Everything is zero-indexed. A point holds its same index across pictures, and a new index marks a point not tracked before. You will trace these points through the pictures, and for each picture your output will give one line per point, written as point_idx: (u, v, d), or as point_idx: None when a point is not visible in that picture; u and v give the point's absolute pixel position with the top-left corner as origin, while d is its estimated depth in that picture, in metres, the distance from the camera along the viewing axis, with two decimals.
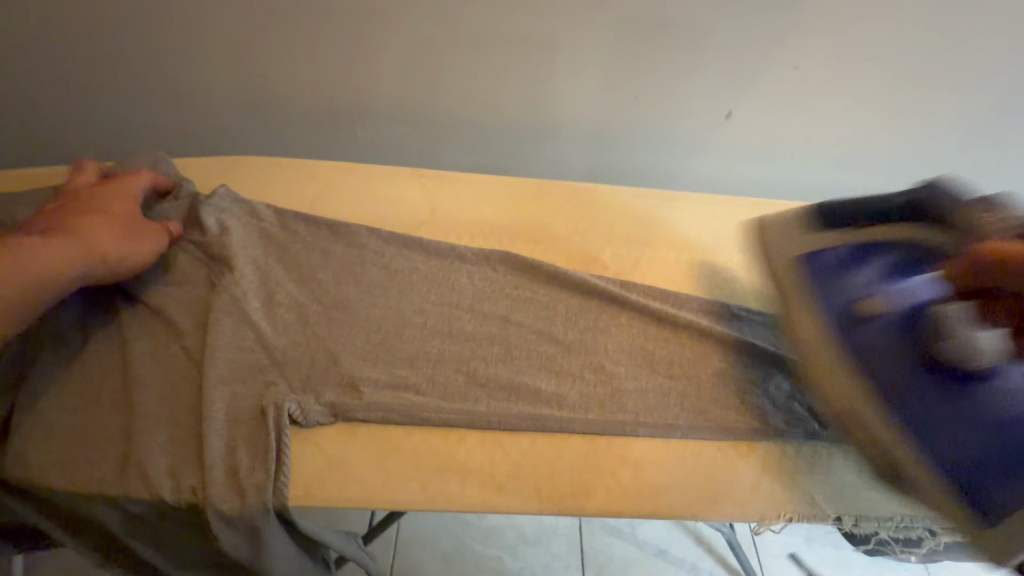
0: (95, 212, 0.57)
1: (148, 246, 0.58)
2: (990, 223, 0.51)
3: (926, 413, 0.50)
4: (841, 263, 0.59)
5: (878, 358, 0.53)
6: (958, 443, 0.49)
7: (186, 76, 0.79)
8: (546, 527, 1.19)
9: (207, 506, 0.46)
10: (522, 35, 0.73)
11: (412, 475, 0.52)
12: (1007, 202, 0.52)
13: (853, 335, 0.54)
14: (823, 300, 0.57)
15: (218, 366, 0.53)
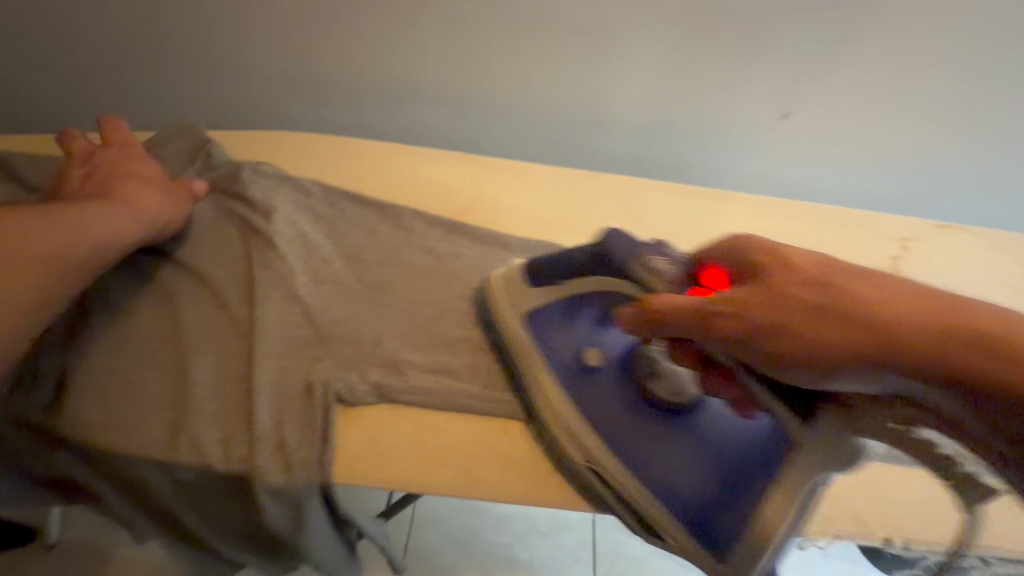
0: (130, 176, 0.59)
1: (183, 206, 0.60)
2: (665, 271, 0.48)
3: (647, 451, 0.50)
4: (558, 313, 0.54)
5: (600, 406, 0.52)
6: (690, 475, 0.50)
7: (236, 47, 0.78)
8: (557, 520, 1.25)
9: (256, 477, 0.47)
10: (581, 23, 0.71)
11: (453, 461, 0.52)
12: (673, 250, 0.50)
13: (580, 384, 0.53)
14: (548, 353, 0.53)
15: (265, 340, 0.54)
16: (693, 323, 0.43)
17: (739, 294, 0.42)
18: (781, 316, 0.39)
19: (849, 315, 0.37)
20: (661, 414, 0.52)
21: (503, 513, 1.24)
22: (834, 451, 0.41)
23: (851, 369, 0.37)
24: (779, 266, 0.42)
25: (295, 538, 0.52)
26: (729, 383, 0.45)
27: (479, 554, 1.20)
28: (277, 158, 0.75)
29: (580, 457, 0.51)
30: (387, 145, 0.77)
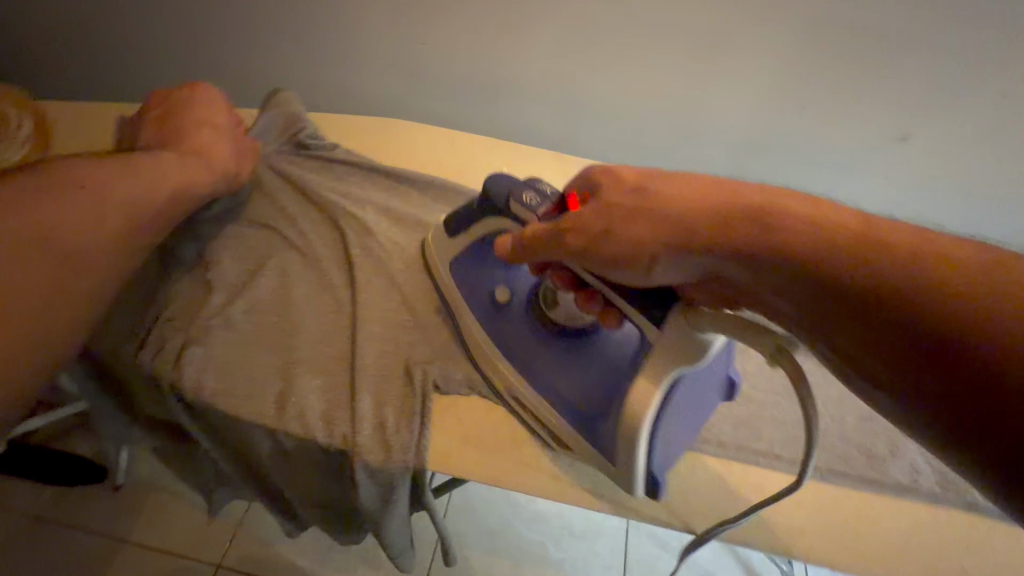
0: (196, 126, 0.60)
1: (248, 152, 0.63)
2: (530, 204, 0.50)
3: (556, 376, 0.52)
4: (469, 256, 0.57)
5: (516, 337, 0.54)
6: (582, 388, 0.51)
7: (345, 31, 0.79)
8: (593, 524, 1.24)
9: (356, 455, 0.49)
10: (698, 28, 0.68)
11: (541, 463, 0.52)
12: (543, 188, 0.52)
13: (500, 319, 0.55)
14: (466, 289, 0.56)
15: (366, 323, 0.55)
16: (563, 240, 0.45)
17: (573, 216, 0.44)
18: (615, 224, 0.42)
19: (663, 219, 0.39)
20: (563, 339, 0.54)
21: (539, 511, 1.25)
22: (692, 344, 0.41)
23: (674, 262, 0.39)
24: (612, 182, 0.44)
25: (380, 517, 0.54)
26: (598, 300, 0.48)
27: (512, 547, 1.21)
28: (381, 146, 0.76)
29: (504, 391, 0.54)
30: (488, 140, 0.77)
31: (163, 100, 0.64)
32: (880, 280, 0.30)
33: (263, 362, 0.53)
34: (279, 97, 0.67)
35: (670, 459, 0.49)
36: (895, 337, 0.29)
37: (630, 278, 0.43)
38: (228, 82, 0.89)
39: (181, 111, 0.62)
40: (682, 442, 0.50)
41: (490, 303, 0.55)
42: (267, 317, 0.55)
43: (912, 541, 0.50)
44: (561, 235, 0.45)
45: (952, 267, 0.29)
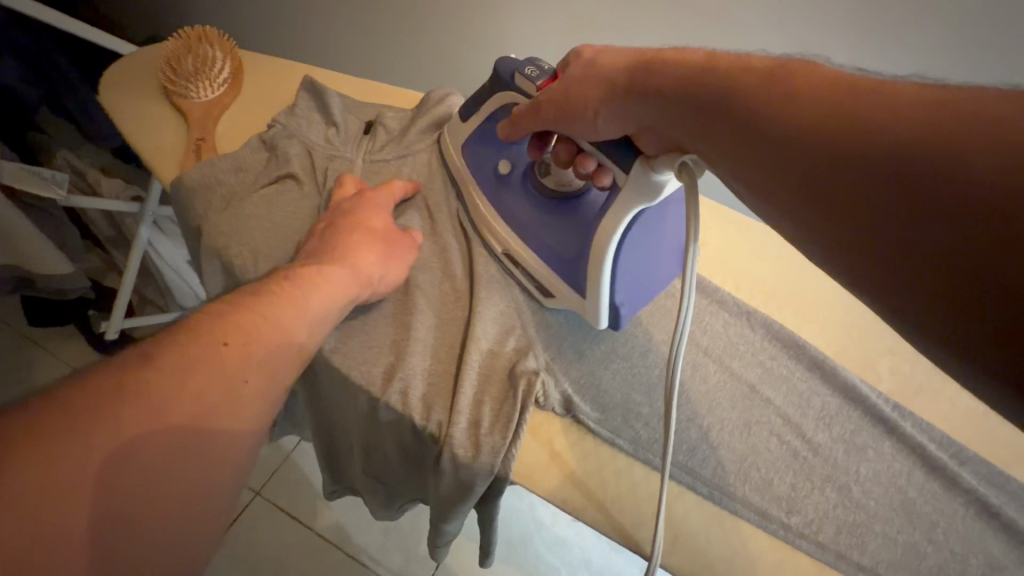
0: (358, 227, 0.54)
1: (403, 263, 0.56)
2: (532, 77, 0.52)
3: (543, 228, 0.57)
4: (478, 136, 0.61)
5: (511, 202, 0.59)
6: (564, 239, 0.56)
7: (514, 34, 0.81)
8: (610, 566, 1.19)
9: (448, 446, 0.50)
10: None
11: (622, 505, 0.51)
12: (544, 63, 0.54)
13: (498, 187, 0.60)
14: (472, 166, 0.62)
15: (483, 319, 0.56)
16: (543, 111, 0.50)
17: (549, 88, 0.49)
18: (573, 89, 0.46)
19: (614, 74, 0.43)
20: (550, 202, 0.59)
21: (560, 536, 1.22)
22: (647, 185, 0.44)
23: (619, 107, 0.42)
24: (579, 59, 0.48)
25: (447, 509, 0.54)
26: (585, 155, 0.51)
27: (527, 562, 1.20)
28: None
29: (498, 248, 0.59)
30: None
31: (337, 202, 0.59)
32: (837, 130, 0.26)
33: (381, 331, 0.56)
34: (456, 96, 0.71)
35: (633, 303, 0.53)
36: (830, 186, 0.26)
37: (589, 134, 0.47)
38: (394, 60, 0.95)
39: (350, 209, 0.57)
40: (642, 282, 0.53)
41: (491, 176, 0.61)
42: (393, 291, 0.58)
43: None
44: (541, 107, 0.50)
45: (921, 106, 0.24)
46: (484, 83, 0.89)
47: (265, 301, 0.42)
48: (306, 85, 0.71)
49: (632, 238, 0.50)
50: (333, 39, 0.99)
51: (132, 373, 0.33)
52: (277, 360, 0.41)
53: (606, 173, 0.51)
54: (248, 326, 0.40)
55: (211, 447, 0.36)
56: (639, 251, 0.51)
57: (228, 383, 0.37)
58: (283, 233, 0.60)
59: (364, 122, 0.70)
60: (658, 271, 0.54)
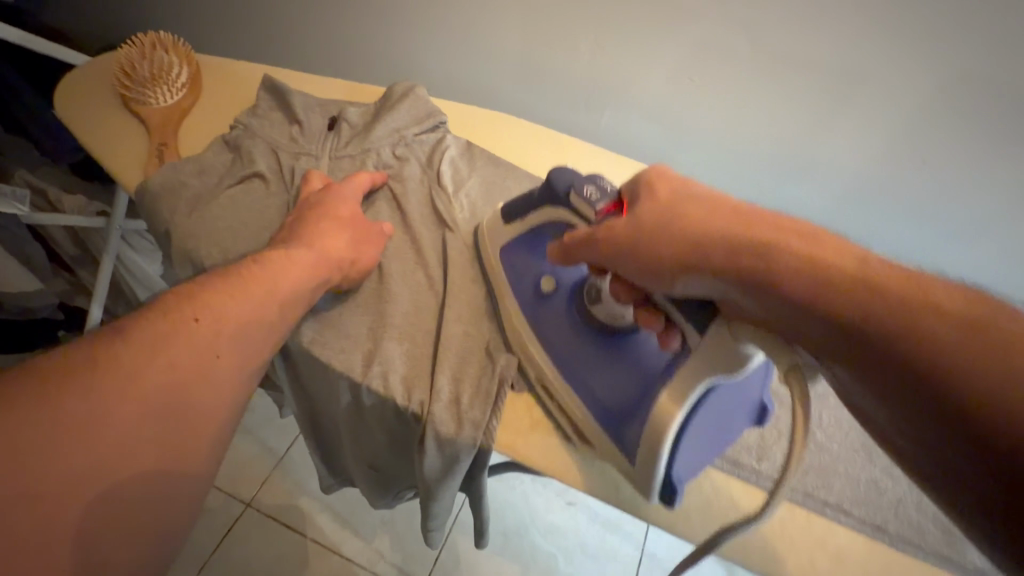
0: (325, 215, 0.55)
1: (374, 249, 0.57)
2: (591, 201, 0.48)
3: (586, 369, 0.52)
4: (523, 245, 0.57)
5: (553, 333, 0.54)
6: (612, 387, 0.50)
7: (470, 27, 0.82)
8: (606, 547, 1.23)
9: (429, 425, 0.51)
10: (895, 119, 0.65)
11: (604, 468, 0.53)
12: (606, 182, 0.50)
13: (541, 311, 0.55)
14: (514, 281, 0.57)
15: (458, 302, 0.57)
16: (608, 250, 0.44)
17: (620, 228, 0.43)
18: (634, 240, 0.42)
19: (693, 232, 0.38)
20: (596, 339, 0.53)
21: (555, 523, 1.25)
22: (732, 357, 0.39)
23: (694, 273, 0.38)
24: (651, 203, 0.43)
25: (434, 488, 0.56)
26: (654, 313, 0.45)
27: (523, 551, 1.21)
28: (481, 135, 0.76)
29: (537, 381, 0.55)
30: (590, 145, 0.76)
31: (305, 197, 0.59)
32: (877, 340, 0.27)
33: (358, 320, 0.57)
34: (416, 89, 0.72)
35: (693, 471, 0.47)
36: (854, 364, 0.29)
37: (659, 287, 0.42)
38: (356, 57, 0.95)
39: (318, 201, 0.58)
40: (703, 447, 0.48)
41: (535, 297, 0.56)
42: (366, 280, 0.59)
43: None
44: (603, 245, 0.45)
45: (920, 311, 0.26)
46: (445, 78, 0.91)
47: (236, 283, 0.43)
48: (267, 85, 0.71)
49: (699, 412, 0.44)
50: (293, 44, 0.99)
51: (83, 392, 0.32)
52: (248, 344, 0.42)
53: (674, 336, 0.45)
54: (218, 304, 0.41)
55: (188, 438, 0.36)
56: (704, 418, 0.46)
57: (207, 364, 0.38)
58: (253, 232, 0.61)
59: (327, 119, 0.70)
60: (724, 431, 0.49)
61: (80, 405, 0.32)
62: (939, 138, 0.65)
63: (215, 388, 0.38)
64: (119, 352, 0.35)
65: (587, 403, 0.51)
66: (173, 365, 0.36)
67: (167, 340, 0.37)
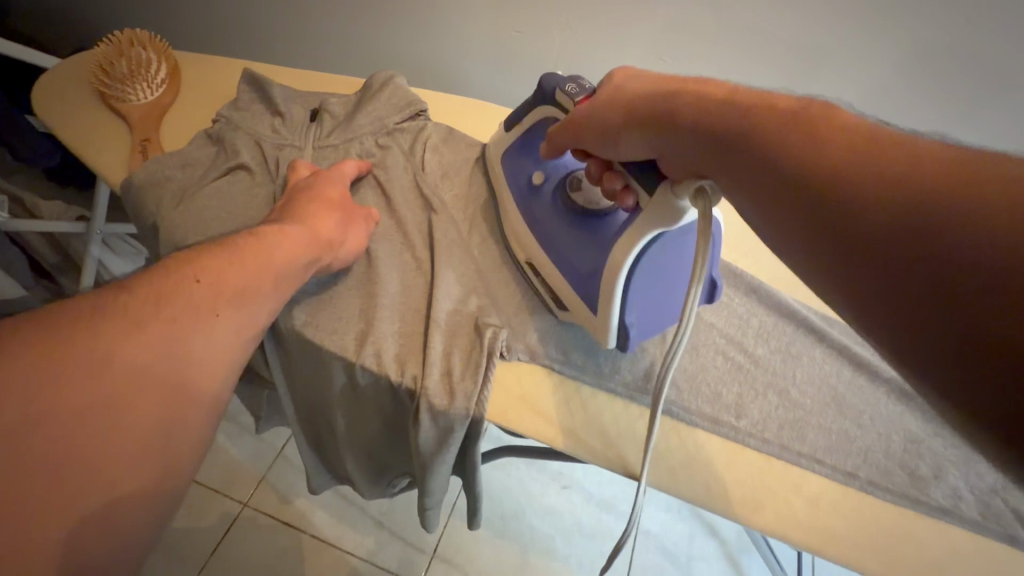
0: (312, 198, 0.56)
1: (362, 231, 0.59)
2: (571, 95, 0.54)
3: (562, 242, 0.57)
4: (520, 145, 0.63)
5: (538, 213, 0.60)
6: (582, 253, 0.55)
7: (446, 18, 0.84)
8: (602, 526, 1.26)
9: (422, 398, 0.53)
10: (855, 100, 0.71)
11: (593, 432, 0.55)
12: (585, 80, 0.55)
13: (530, 198, 0.61)
14: (509, 175, 0.63)
15: (446, 281, 0.59)
16: (583, 125, 0.49)
17: (596, 105, 0.48)
18: (606, 110, 0.46)
19: (659, 97, 0.41)
20: (573, 216, 0.58)
21: (551, 505, 1.27)
22: (670, 207, 0.45)
23: (669, 138, 0.39)
24: (622, 80, 0.47)
25: (431, 461, 0.58)
26: (615, 176, 0.50)
27: (522, 534, 1.24)
28: (462, 121, 0.78)
29: (523, 256, 0.61)
30: None
31: (291, 185, 0.61)
32: (853, 188, 0.26)
33: (349, 302, 0.58)
34: (396, 78, 0.74)
35: (644, 330, 0.54)
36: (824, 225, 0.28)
37: (619, 153, 0.47)
38: (332, 51, 0.96)
39: (305, 185, 0.59)
40: (658, 302, 0.53)
41: (526, 187, 0.62)
42: (355, 264, 0.61)
43: (944, 562, 0.51)
44: (580, 122, 0.50)
45: (901, 158, 0.25)
46: (424, 70, 0.92)
47: (230, 259, 0.44)
48: (246, 78, 0.72)
49: (641, 272, 0.50)
50: (270, 41, 1.00)
51: (64, 382, 0.32)
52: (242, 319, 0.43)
53: (630, 194, 0.49)
54: (212, 277, 0.42)
55: (178, 416, 0.37)
56: (653, 272, 0.51)
57: (204, 336, 0.40)
58: (241, 221, 0.61)
59: (309, 110, 0.72)
60: (678, 291, 0.54)
61: (65, 396, 0.32)
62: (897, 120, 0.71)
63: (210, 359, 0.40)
64: (103, 341, 0.35)
65: (560, 269, 0.56)
66: (156, 346, 0.37)
67: (166, 315, 0.38)
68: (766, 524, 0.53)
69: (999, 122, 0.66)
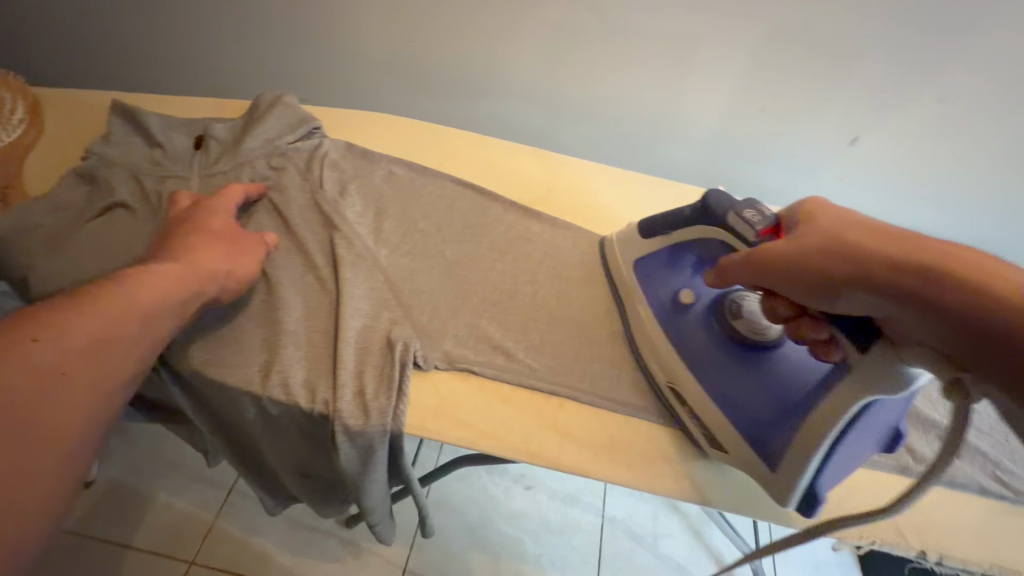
0: (194, 229, 0.54)
1: (252, 258, 0.56)
2: (752, 222, 0.50)
3: (728, 381, 0.54)
4: (660, 258, 0.60)
5: (691, 341, 0.56)
6: (756, 397, 0.53)
7: (336, 32, 0.82)
8: (570, 520, 1.27)
9: (336, 421, 0.51)
10: (732, 81, 0.76)
11: (517, 429, 0.56)
12: (763, 206, 0.52)
13: (679, 320, 0.57)
14: (648, 291, 0.60)
15: (353, 299, 0.58)
16: (770, 270, 0.46)
17: (788, 251, 0.45)
18: (808, 261, 0.43)
19: (895, 266, 0.39)
20: (736, 348, 0.56)
21: (517, 508, 1.27)
22: (894, 376, 0.41)
23: (914, 316, 0.38)
24: (818, 227, 0.44)
25: (359, 481, 0.56)
26: (818, 329, 0.45)
27: (490, 542, 1.22)
28: (359, 135, 0.77)
29: (664, 379, 0.57)
30: (467, 133, 0.79)
31: (172, 217, 0.57)
32: None
33: (251, 333, 0.56)
34: (284, 97, 0.72)
35: (832, 483, 0.50)
36: None
37: (821, 306, 0.44)
38: (223, 74, 0.92)
39: (187, 215, 0.56)
40: (848, 462, 0.50)
41: (672, 307, 0.58)
42: (254, 293, 0.58)
43: (851, 501, 0.55)
44: (764, 265, 0.46)
45: None
46: (321, 87, 0.90)
47: (90, 300, 0.42)
48: (117, 109, 0.67)
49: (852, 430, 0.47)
50: (153, 69, 0.94)
51: None
52: (104, 366, 0.41)
53: (835, 348, 0.46)
54: (62, 323, 0.40)
55: (29, 478, 0.36)
56: (854, 437, 0.48)
57: (50, 384, 0.38)
58: (123, 261, 0.57)
59: (193, 138, 0.68)
60: (867, 446, 0.51)
61: None
62: (772, 98, 0.77)
63: (59, 406, 0.38)
64: None
65: (729, 414, 0.53)
66: None
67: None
68: (691, 494, 0.54)
69: (849, 90, 0.74)
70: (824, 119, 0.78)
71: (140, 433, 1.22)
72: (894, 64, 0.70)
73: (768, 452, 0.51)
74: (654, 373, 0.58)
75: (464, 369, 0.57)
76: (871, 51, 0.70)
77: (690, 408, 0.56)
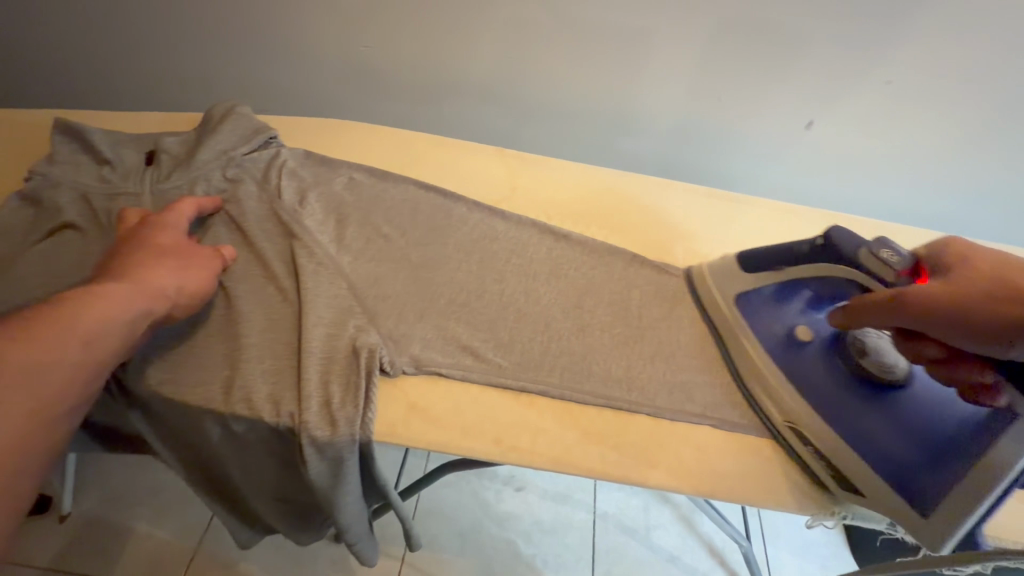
0: (142, 247, 0.52)
1: (205, 272, 0.55)
2: (891, 263, 0.49)
3: (860, 421, 0.54)
4: (771, 294, 0.59)
5: (817, 380, 0.56)
6: (893, 437, 0.53)
7: (290, 39, 0.81)
8: (561, 518, 1.27)
9: (302, 432, 0.50)
10: (687, 71, 0.77)
11: (488, 428, 0.55)
12: (895, 245, 0.51)
13: (800, 358, 0.57)
14: (760, 329, 0.59)
15: (316, 308, 0.57)
16: (918, 313, 0.45)
17: (941, 294, 0.45)
18: (967, 305, 0.43)
19: None
20: (862, 386, 0.56)
21: (507, 510, 1.26)
22: None
23: None
24: (973, 272, 0.45)
25: (331, 495, 0.55)
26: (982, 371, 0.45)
27: (482, 547, 1.21)
28: (315, 142, 0.76)
29: (781, 418, 0.57)
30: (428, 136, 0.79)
31: (121, 234, 0.56)
32: None
33: (211, 349, 0.55)
34: (237, 108, 0.70)
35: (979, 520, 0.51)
36: None
37: (981, 351, 0.44)
38: (177, 87, 0.90)
39: (134, 233, 0.55)
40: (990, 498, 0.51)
41: (788, 345, 0.58)
42: (213, 308, 0.57)
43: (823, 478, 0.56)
44: (910, 307, 0.46)
45: None
46: (280, 96, 0.89)
47: (26, 325, 0.41)
48: (59, 127, 0.65)
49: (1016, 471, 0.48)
50: (103, 86, 0.91)
51: None
52: (43, 390, 0.40)
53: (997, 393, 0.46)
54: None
55: None
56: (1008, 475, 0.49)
57: None
58: (73, 284, 0.55)
59: (143, 153, 0.66)
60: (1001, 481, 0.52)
61: None
62: (727, 87, 0.78)
63: None
64: None
65: (867, 455, 0.52)
66: None
67: None
68: (665, 482, 0.55)
69: (799, 75, 0.76)
70: (778, 104, 0.79)
71: (114, 462, 1.18)
72: (841, 47, 0.72)
73: (914, 493, 0.50)
74: (773, 413, 0.58)
75: (433, 372, 0.57)
76: (818, 36, 0.71)
77: (817, 448, 0.55)
